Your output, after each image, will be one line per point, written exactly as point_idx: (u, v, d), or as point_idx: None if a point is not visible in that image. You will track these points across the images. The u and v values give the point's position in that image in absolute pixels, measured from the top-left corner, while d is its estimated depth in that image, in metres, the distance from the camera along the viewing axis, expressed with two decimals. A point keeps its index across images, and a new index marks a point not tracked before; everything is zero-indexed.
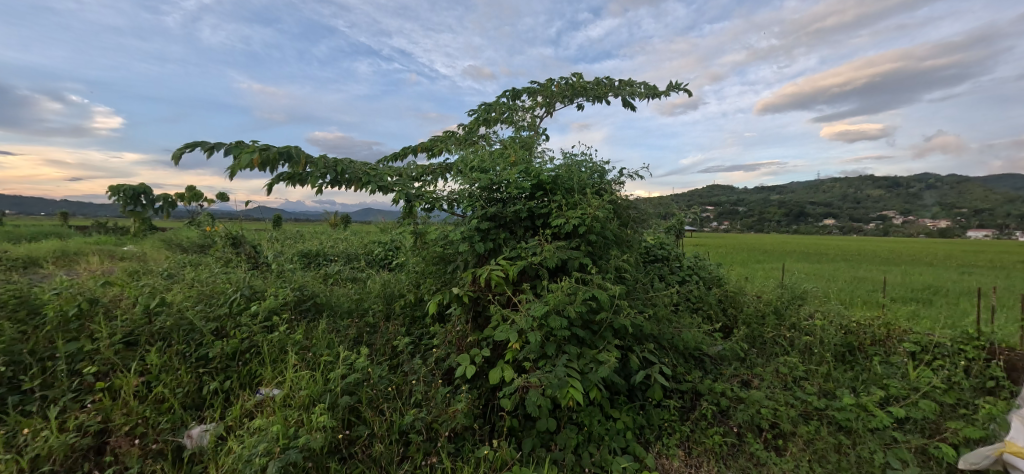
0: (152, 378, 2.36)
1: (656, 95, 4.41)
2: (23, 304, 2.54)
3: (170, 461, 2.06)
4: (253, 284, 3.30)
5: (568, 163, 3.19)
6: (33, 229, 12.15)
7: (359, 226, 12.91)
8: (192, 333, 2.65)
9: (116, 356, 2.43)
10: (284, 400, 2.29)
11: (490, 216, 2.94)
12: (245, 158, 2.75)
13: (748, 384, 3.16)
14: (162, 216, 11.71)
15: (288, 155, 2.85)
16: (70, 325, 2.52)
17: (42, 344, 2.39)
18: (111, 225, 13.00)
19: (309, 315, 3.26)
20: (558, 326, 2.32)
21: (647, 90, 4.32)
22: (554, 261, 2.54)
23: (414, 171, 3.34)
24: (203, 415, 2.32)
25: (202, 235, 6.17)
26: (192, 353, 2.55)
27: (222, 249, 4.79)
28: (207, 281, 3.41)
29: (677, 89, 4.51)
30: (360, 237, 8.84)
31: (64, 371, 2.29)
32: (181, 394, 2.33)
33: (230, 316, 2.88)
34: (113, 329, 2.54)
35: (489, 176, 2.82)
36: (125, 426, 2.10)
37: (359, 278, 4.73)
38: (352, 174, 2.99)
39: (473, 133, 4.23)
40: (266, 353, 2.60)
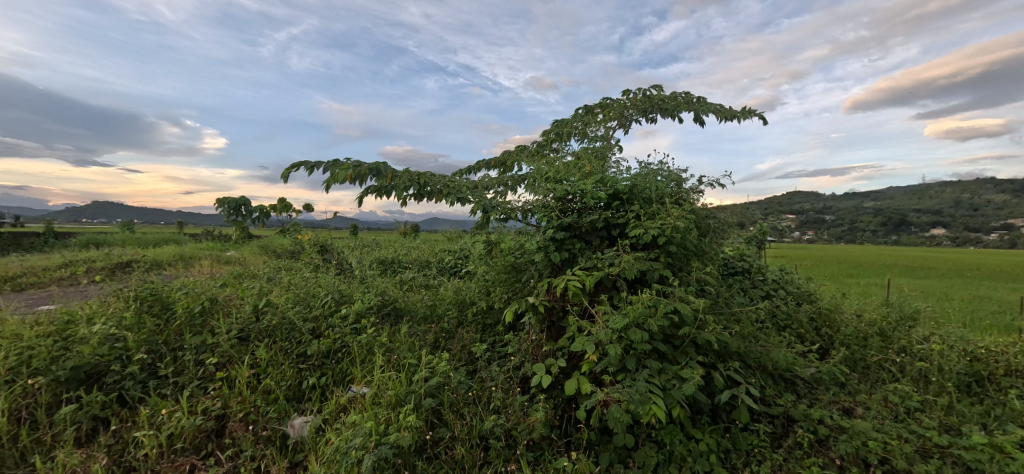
0: (261, 371, 2.61)
1: (733, 117, 4.18)
2: (158, 301, 2.89)
3: (276, 448, 2.26)
4: (341, 289, 3.58)
5: (644, 172, 3.14)
6: (156, 236, 14.01)
7: (428, 235, 13.52)
8: (293, 332, 2.92)
9: (232, 349, 2.71)
10: (373, 398, 2.44)
11: (565, 226, 2.95)
12: (340, 175, 2.96)
13: (850, 412, 2.86)
14: (258, 224, 13.06)
15: (377, 171, 3.03)
16: (195, 320, 2.86)
17: (173, 336, 2.73)
18: (217, 233, 14.74)
19: (391, 319, 3.46)
20: (639, 339, 2.26)
21: (725, 111, 4.11)
22: (634, 272, 2.49)
23: (489, 183, 3.43)
24: (303, 407, 2.53)
25: (294, 243, 6.79)
26: (294, 350, 2.80)
27: (312, 255, 5.24)
28: (301, 285, 3.75)
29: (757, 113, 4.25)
30: (431, 245, 9.25)
31: (192, 360, 2.58)
32: (286, 386, 2.57)
33: (324, 318, 3.13)
34: (230, 325, 2.85)
35: (565, 187, 2.84)
36: (240, 413, 2.34)
37: (432, 285, 4.94)
38: (434, 186, 3.11)
39: (545, 146, 4.29)
40: (357, 354, 2.80)
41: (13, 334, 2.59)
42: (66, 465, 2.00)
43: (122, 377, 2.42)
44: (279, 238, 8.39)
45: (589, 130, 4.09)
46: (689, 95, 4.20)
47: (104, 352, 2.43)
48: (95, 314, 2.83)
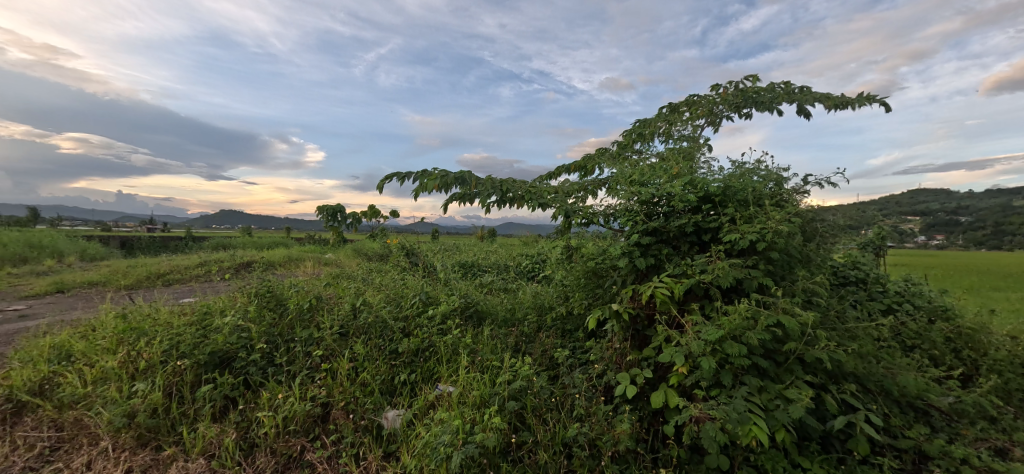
0: (358, 365, 2.82)
1: (845, 106, 3.72)
2: (274, 297, 3.26)
3: (372, 437, 2.42)
4: (428, 291, 3.79)
5: (738, 172, 2.93)
6: (269, 239, 15.96)
7: (503, 239, 13.80)
8: (386, 330, 3.14)
9: (334, 344, 2.96)
10: (459, 397, 2.53)
11: (650, 230, 2.86)
12: (428, 184, 3.11)
13: (1006, 454, 2.38)
14: (351, 229, 14.30)
15: (462, 180, 3.15)
16: (304, 315, 3.19)
17: (287, 329, 3.05)
18: (317, 237, 16.39)
19: (474, 321, 3.58)
20: (736, 353, 2.11)
21: (835, 100, 3.67)
22: (729, 280, 2.34)
23: (570, 188, 3.42)
24: (396, 401, 2.68)
25: (383, 246, 7.34)
26: (387, 347, 3.00)
27: (400, 258, 5.62)
28: (392, 286, 4.03)
29: (875, 100, 3.74)
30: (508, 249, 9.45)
31: (302, 352, 2.85)
32: (380, 380, 2.75)
33: (413, 318, 3.32)
34: (333, 321, 3.12)
35: (651, 190, 2.74)
36: (341, 402, 2.54)
37: (511, 288, 5.03)
38: (516, 192, 3.17)
39: (627, 148, 4.18)
40: (443, 353, 2.93)
41: (167, 323, 3.08)
42: (205, 437, 2.31)
43: (246, 363, 2.73)
44: (370, 242, 9.11)
45: (674, 129, 3.91)
46: (790, 86, 3.82)
47: (232, 341, 2.78)
48: (226, 308, 3.28)
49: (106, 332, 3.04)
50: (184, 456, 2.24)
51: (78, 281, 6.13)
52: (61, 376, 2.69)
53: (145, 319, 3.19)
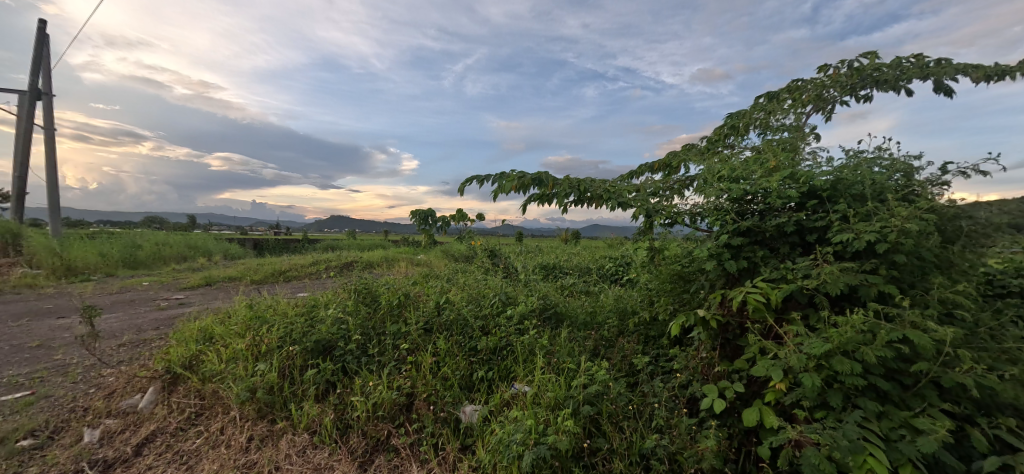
0: (440, 359, 2.93)
1: (1004, 76, 3.04)
2: (369, 293, 3.56)
3: (451, 429, 2.50)
4: (508, 291, 3.87)
5: (853, 163, 2.56)
6: (371, 242, 17.57)
7: (587, 242, 13.58)
8: (466, 327, 3.24)
9: (419, 338, 3.12)
10: (534, 398, 2.53)
11: (743, 230, 2.63)
12: (507, 185, 3.14)
13: None
14: (441, 232, 15.17)
15: (540, 180, 3.13)
16: (393, 311, 3.44)
17: (379, 323, 3.32)
18: (412, 239, 17.66)
19: (552, 323, 3.58)
20: (847, 371, 1.83)
21: (989, 70, 3.01)
22: (839, 287, 2.05)
23: (652, 187, 3.25)
24: (474, 397, 2.74)
25: (468, 248, 7.67)
26: (467, 344, 3.08)
27: (484, 260, 5.82)
28: (474, 286, 4.18)
29: None
30: (592, 251, 9.28)
31: (390, 344, 3.06)
32: (460, 375, 2.82)
33: (493, 317, 3.41)
34: (419, 317, 3.31)
35: (743, 187, 2.51)
36: (423, 394, 2.64)
37: (592, 292, 4.92)
38: (594, 192, 3.10)
39: (718, 143, 3.87)
40: (520, 353, 2.95)
41: (283, 314, 3.54)
42: (309, 415, 2.59)
43: (344, 352, 3.01)
44: (456, 244, 9.58)
45: (773, 118, 3.52)
46: (923, 59, 3.23)
47: (333, 331, 3.09)
48: (330, 302, 3.67)
49: (238, 320, 3.58)
50: (293, 430, 2.55)
51: (222, 276, 7.34)
52: (205, 355, 3.23)
53: (267, 310, 3.71)
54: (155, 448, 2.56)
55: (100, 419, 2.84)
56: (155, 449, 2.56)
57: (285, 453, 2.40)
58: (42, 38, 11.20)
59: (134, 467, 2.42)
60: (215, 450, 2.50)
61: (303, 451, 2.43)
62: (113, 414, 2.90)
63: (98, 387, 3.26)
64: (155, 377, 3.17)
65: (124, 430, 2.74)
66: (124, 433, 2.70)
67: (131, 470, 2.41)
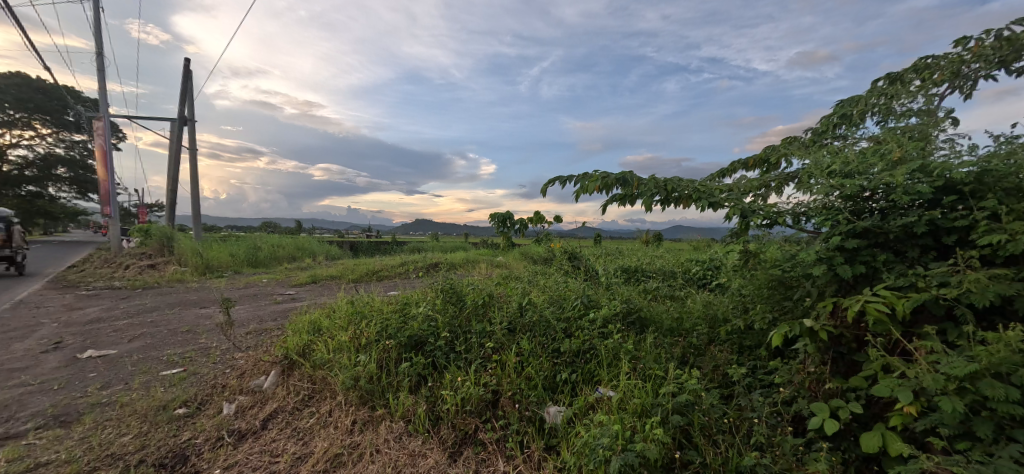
0: (524, 359, 2.97)
1: None
2: (455, 293, 3.75)
3: (535, 429, 2.54)
4: (589, 294, 3.85)
5: (1005, 151, 2.17)
6: (452, 244, 18.39)
7: (670, 245, 12.92)
8: (549, 329, 3.27)
9: (504, 338, 3.21)
10: (620, 403, 2.48)
11: (859, 231, 2.35)
12: (589, 186, 3.12)
13: None
14: (518, 234, 15.42)
15: (624, 180, 3.06)
16: (479, 310, 3.59)
17: (465, 321, 3.48)
18: (490, 242, 18.19)
19: (636, 328, 3.48)
20: (1001, 397, 1.55)
21: None
22: (987, 298, 1.75)
23: (747, 185, 3.03)
24: (558, 398, 2.75)
25: (546, 250, 7.72)
26: (550, 345, 3.11)
27: (563, 262, 5.83)
28: (554, 288, 4.20)
29: None
30: (677, 254, 8.82)
31: (476, 342, 3.19)
32: (544, 376, 2.84)
33: (575, 319, 3.41)
34: (503, 317, 3.41)
35: (859, 182, 2.25)
36: (508, 392, 2.70)
37: (678, 296, 4.69)
38: (681, 192, 2.97)
39: (825, 135, 3.50)
40: (604, 357, 2.92)
41: (379, 310, 3.87)
42: (404, 404, 2.80)
43: (434, 348, 3.19)
44: (534, 246, 9.68)
45: (895, 103, 3.10)
46: None
47: (424, 328, 3.30)
48: (421, 300, 3.93)
49: (342, 315, 3.98)
50: (390, 417, 2.77)
51: (326, 275, 8.19)
52: (315, 344, 3.63)
53: (365, 306, 4.07)
54: (277, 423, 2.95)
55: (235, 395, 3.34)
56: (277, 424, 2.93)
57: (383, 438, 2.61)
58: (188, 74, 13.42)
59: (262, 438, 2.81)
60: (325, 429, 2.81)
61: (399, 438, 2.62)
62: (244, 392, 3.39)
63: (232, 368, 3.84)
64: (276, 362, 3.64)
65: (253, 406, 3.18)
66: (253, 409, 3.13)
67: (260, 440, 2.79)
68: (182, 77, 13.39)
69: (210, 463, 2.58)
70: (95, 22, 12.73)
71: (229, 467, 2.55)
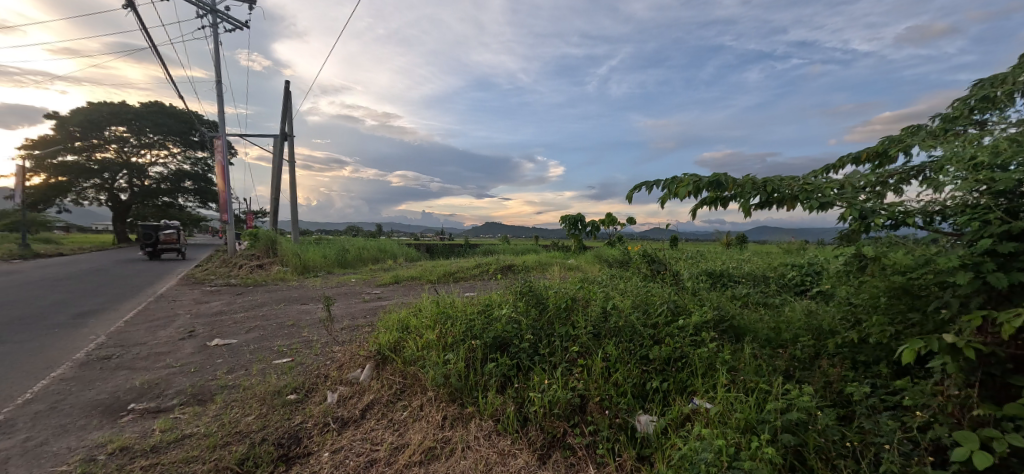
0: (611, 365, 2.92)
1: None
2: (535, 296, 3.79)
3: (627, 437, 2.48)
4: (675, 299, 3.68)
5: None
6: (522, 247, 18.58)
7: (757, 247, 11.94)
8: (636, 335, 3.18)
9: (589, 342, 3.18)
10: (719, 417, 2.35)
11: (1016, 232, 2.00)
12: (679, 190, 2.98)
13: None
14: (589, 236, 15.18)
15: (717, 183, 2.89)
16: (562, 313, 3.59)
17: (547, 324, 3.50)
18: (560, 244, 18.10)
19: (730, 337, 3.27)
20: None
21: None
22: None
23: (864, 181, 2.72)
24: (648, 407, 2.67)
25: (621, 253, 7.52)
26: (637, 352, 3.02)
27: (641, 265, 5.64)
28: (636, 292, 4.08)
29: None
30: (767, 258, 8.14)
31: (561, 346, 3.19)
32: (633, 383, 2.77)
33: (662, 326, 3.29)
34: (586, 322, 3.37)
35: (1016, 176, 1.92)
36: (597, 397, 2.67)
37: (773, 304, 4.33)
38: (784, 191, 2.74)
39: (960, 120, 3.04)
40: (698, 367, 2.78)
41: (463, 311, 4.02)
42: (493, 404, 2.88)
43: (518, 349, 3.25)
44: (607, 249, 9.48)
45: None
46: None
47: (508, 329, 3.37)
48: (502, 302, 4.02)
49: (428, 314, 4.19)
50: (480, 415, 2.87)
51: (408, 276, 8.69)
52: (405, 341, 3.86)
53: (449, 306, 4.26)
54: (375, 413, 3.18)
55: (337, 385, 3.66)
56: (375, 414, 3.16)
57: (474, 435, 2.70)
58: (286, 95, 14.98)
59: (362, 426, 3.03)
60: (418, 422, 2.97)
61: (489, 436, 2.70)
62: (345, 383, 3.70)
63: (332, 360, 4.20)
64: (370, 356, 3.93)
65: (353, 396, 3.45)
66: (353, 398, 3.40)
67: (360, 428, 3.02)
68: (283, 98, 15.03)
69: (320, 445, 2.83)
70: (213, 56, 14.68)
71: (336, 450, 2.77)
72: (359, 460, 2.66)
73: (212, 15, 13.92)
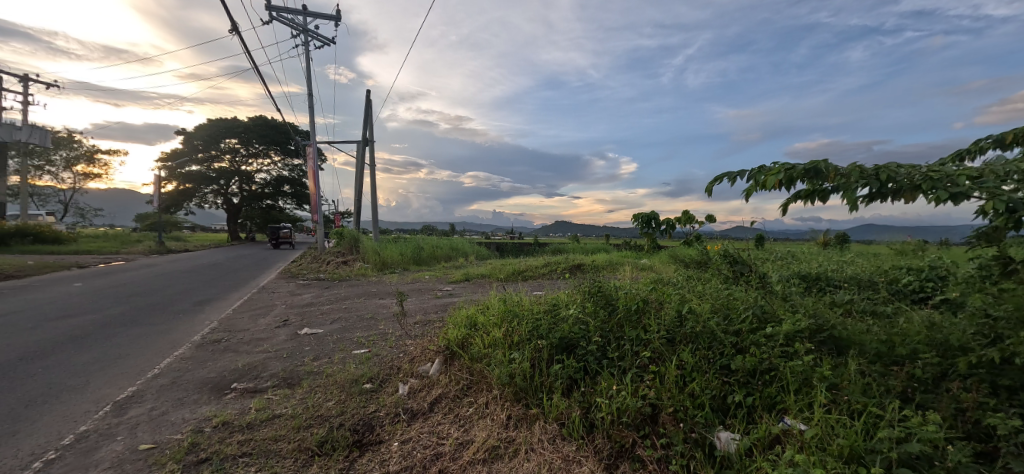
0: (687, 374, 2.70)
1: None
2: (603, 296, 3.63)
3: (704, 454, 2.27)
4: (762, 305, 3.32)
5: None
6: (593, 245, 18.20)
7: (864, 247, 10.49)
8: (715, 343, 2.90)
9: (662, 348, 2.97)
10: (817, 441, 2.06)
11: None
12: (768, 180, 2.67)
13: None
14: (665, 235, 14.42)
15: (815, 171, 2.55)
16: (632, 316, 3.40)
17: (616, 327, 3.34)
18: (632, 243, 17.43)
19: (829, 349, 2.87)
20: None
21: None
22: None
23: (1012, 167, 2.22)
24: (729, 423, 2.43)
25: (699, 253, 7.02)
26: (717, 361, 2.76)
27: (722, 266, 5.20)
28: (716, 296, 3.75)
29: None
30: (877, 260, 7.09)
31: (630, 350, 3.02)
32: (711, 396, 2.53)
33: (747, 333, 2.97)
34: (659, 326, 3.16)
35: None
36: (670, 408, 2.48)
37: (884, 313, 3.74)
38: (902, 181, 2.33)
39: None
40: (790, 381, 2.47)
41: (530, 310, 3.99)
42: (558, 407, 2.80)
43: (585, 352, 3.12)
44: (683, 249, 8.91)
45: None
46: None
47: (575, 330, 3.27)
48: (568, 303, 3.92)
49: (495, 312, 4.22)
50: (545, 418, 2.80)
51: (477, 274, 8.88)
52: (472, 338, 3.92)
53: (516, 305, 4.24)
54: (442, 408, 3.25)
55: (408, 378, 3.81)
56: (442, 408, 3.23)
57: (538, 437, 2.65)
58: (367, 103, 16.08)
59: (430, 419, 3.11)
60: (484, 420, 2.98)
61: (553, 440, 2.63)
62: (415, 375, 3.84)
63: (405, 353, 4.40)
64: (439, 351, 4.05)
65: (423, 389, 3.57)
66: (423, 391, 3.51)
67: (428, 421, 3.10)
68: (365, 106, 16.18)
69: (390, 435, 2.96)
70: (305, 71, 16.21)
71: (406, 441, 2.87)
72: (426, 452, 2.72)
73: (304, 35, 15.36)
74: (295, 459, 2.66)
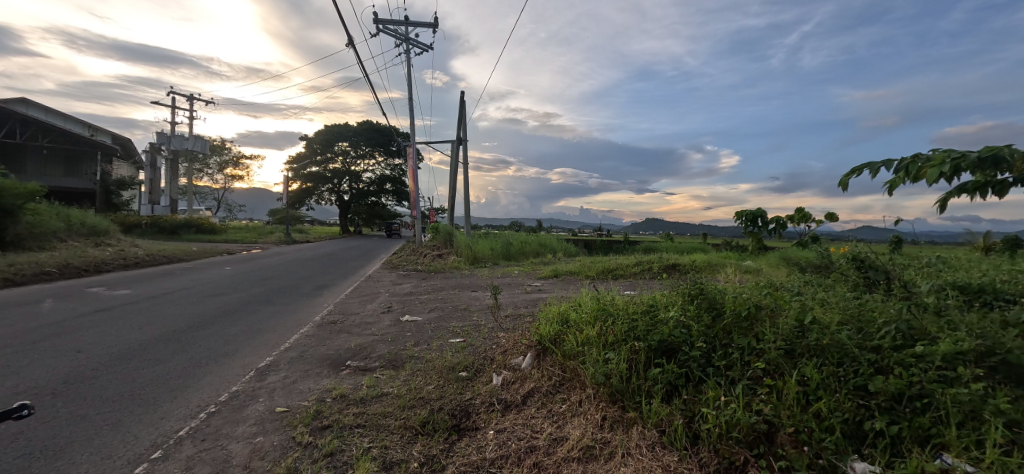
0: (812, 391, 2.38)
1: None
2: (707, 299, 3.36)
3: None
4: (911, 318, 2.80)
5: None
6: (688, 245, 17.05)
7: None
8: (847, 358, 2.52)
9: (779, 359, 2.66)
10: None
11: None
12: (927, 171, 2.20)
13: None
14: (774, 235, 12.94)
15: (995, 159, 2.07)
16: (742, 322, 3.09)
17: (723, 332, 3.06)
18: (735, 243, 15.95)
19: (1006, 377, 2.33)
20: None
21: None
22: None
23: None
24: (867, 453, 2.10)
25: (819, 255, 6.19)
26: (850, 379, 2.39)
27: (850, 271, 4.52)
28: (847, 305, 3.26)
29: None
30: None
31: (740, 360, 2.75)
32: (843, 419, 2.20)
33: (890, 350, 2.54)
34: (776, 335, 2.82)
35: None
36: (790, 427, 2.21)
37: None
38: None
39: None
40: (951, 412, 2.05)
41: (624, 310, 3.85)
42: (658, 413, 2.66)
43: (687, 357, 2.92)
44: (798, 250, 7.93)
45: None
46: None
47: (676, 334, 3.06)
48: (667, 304, 3.71)
49: (588, 310, 4.15)
50: (642, 423, 2.68)
51: (566, 270, 8.83)
52: (565, 335, 3.89)
53: (610, 304, 4.12)
54: (535, 401, 3.27)
55: (501, 369, 3.92)
56: (535, 402, 3.26)
57: (635, 442, 2.54)
58: (460, 104, 16.83)
59: (523, 412, 3.16)
60: (578, 417, 2.95)
61: (652, 447, 2.50)
62: (508, 367, 3.94)
63: (497, 345, 4.53)
64: (532, 346, 4.10)
65: (516, 381, 3.64)
66: (516, 383, 3.58)
67: (522, 413, 3.15)
68: (459, 107, 16.96)
69: (486, 423, 3.06)
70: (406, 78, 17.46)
71: (500, 430, 2.95)
72: (520, 444, 2.77)
73: (405, 44, 16.52)
74: (401, 435, 2.87)
